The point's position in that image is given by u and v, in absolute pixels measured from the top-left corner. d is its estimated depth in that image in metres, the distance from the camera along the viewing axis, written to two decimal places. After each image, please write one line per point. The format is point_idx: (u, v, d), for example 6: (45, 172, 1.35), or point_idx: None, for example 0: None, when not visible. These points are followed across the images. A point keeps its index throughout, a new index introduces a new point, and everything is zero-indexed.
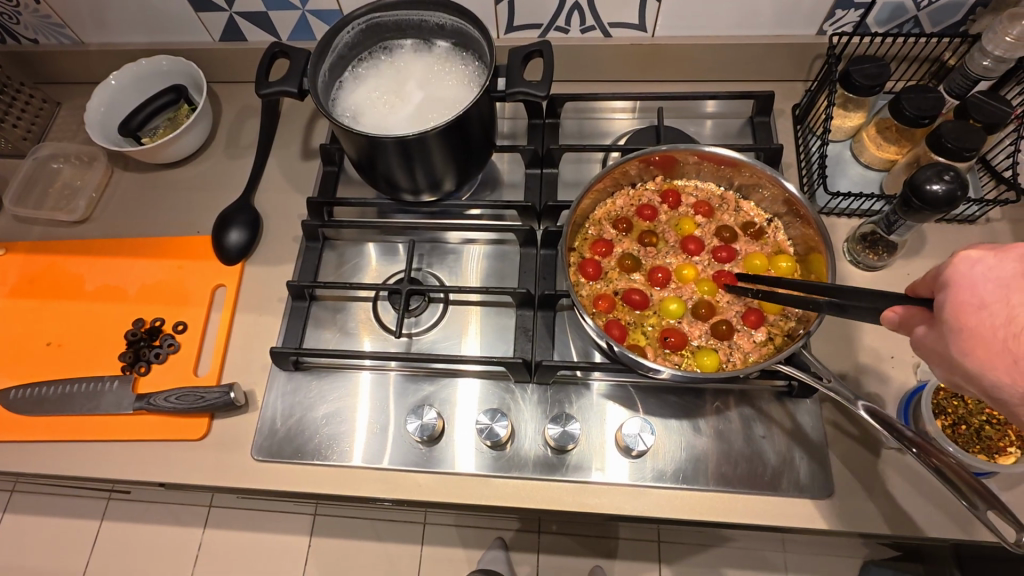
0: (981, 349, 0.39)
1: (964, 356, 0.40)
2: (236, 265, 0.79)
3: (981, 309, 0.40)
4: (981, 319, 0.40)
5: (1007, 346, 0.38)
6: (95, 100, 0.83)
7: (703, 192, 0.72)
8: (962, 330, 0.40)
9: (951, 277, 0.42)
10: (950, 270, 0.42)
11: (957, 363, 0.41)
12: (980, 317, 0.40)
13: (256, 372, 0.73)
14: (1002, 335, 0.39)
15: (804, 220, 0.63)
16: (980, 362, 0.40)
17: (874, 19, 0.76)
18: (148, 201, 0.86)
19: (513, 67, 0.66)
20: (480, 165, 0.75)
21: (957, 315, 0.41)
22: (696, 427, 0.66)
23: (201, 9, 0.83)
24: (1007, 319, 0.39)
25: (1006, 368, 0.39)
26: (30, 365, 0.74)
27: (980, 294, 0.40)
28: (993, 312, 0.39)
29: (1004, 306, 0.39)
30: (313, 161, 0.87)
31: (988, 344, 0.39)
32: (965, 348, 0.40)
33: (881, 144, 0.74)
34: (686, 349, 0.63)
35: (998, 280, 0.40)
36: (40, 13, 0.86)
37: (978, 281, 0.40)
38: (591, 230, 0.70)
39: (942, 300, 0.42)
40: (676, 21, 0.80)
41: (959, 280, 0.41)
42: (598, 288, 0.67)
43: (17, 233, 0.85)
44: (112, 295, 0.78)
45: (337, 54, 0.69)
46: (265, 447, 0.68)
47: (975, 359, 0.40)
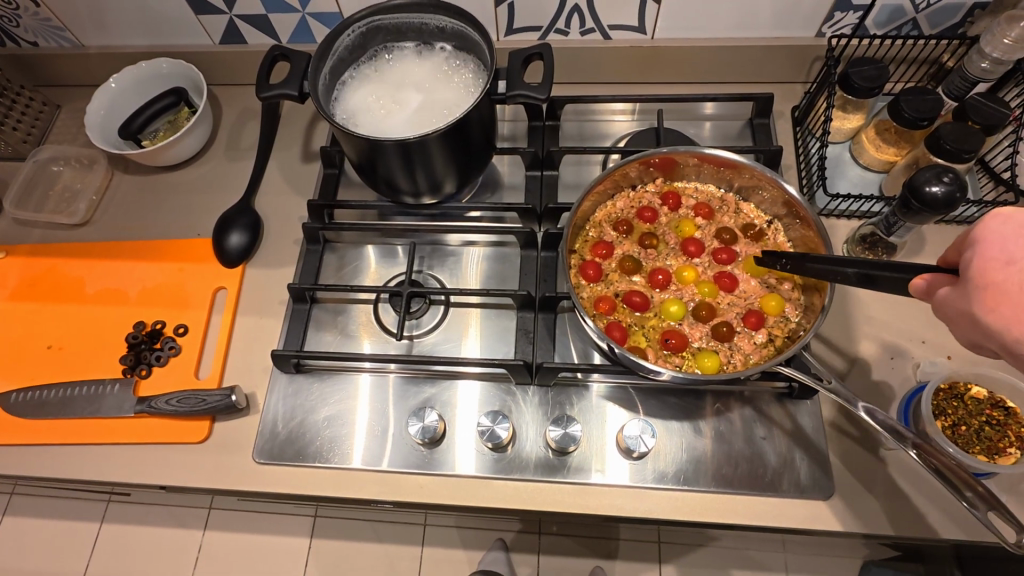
0: (1007, 304, 0.39)
1: (987, 312, 0.39)
2: (237, 268, 0.79)
3: (1012, 263, 0.39)
4: (1010, 275, 0.39)
5: None
6: (95, 103, 0.83)
7: (703, 194, 0.72)
8: (986, 286, 0.40)
9: (979, 234, 0.41)
10: (979, 228, 0.41)
11: (981, 318, 0.40)
12: (1008, 273, 0.39)
13: (257, 375, 0.73)
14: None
15: (804, 222, 0.63)
16: (1004, 318, 0.39)
17: (873, 21, 0.76)
18: (148, 204, 0.86)
19: (514, 70, 0.66)
20: (481, 168, 0.75)
21: (986, 270, 0.40)
22: (696, 429, 0.66)
23: (201, 11, 0.83)
24: None
25: None
26: (30, 368, 0.74)
27: (1009, 249, 0.39)
28: (1023, 267, 0.39)
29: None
30: (314, 163, 0.87)
31: (1014, 299, 0.38)
32: (992, 303, 0.39)
33: (880, 146, 0.75)
34: (686, 351, 0.63)
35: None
36: (40, 15, 0.86)
37: (1007, 238, 0.40)
38: (591, 232, 0.70)
39: (969, 257, 0.41)
40: (675, 24, 0.80)
41: (988, 237, 0.40)
42: (599, 290, 0.67)
43: (17, 236, 0.85)
44: (112, 298, 0.78)
45: (338, 57, 0.70)
46: (266, 450, 0.68)
47: (999, 315, 0.39)
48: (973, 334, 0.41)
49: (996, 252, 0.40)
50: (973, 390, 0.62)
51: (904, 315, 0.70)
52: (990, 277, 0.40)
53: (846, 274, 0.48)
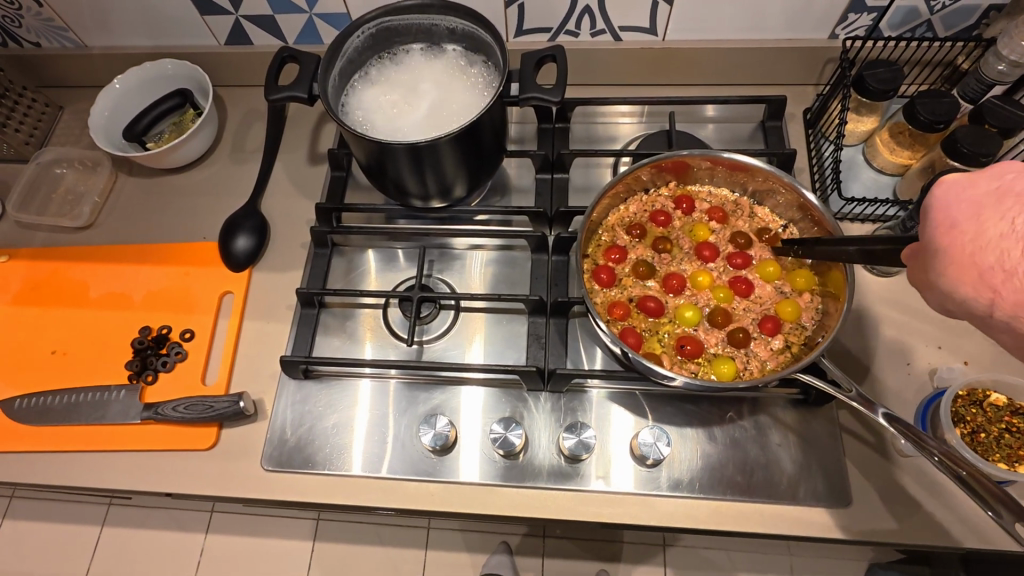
0: (954, 266, 0.40)
1: (939, 277, 0.41)
2: (243, 272, 0.78)
3: (953, 228, 0.40)
4: (953, 239, 0.40)
5: (974, 260, 0.39)
6: (99, 104, 0.82)
7: (716, 198, 0.71)
8: (938, 252, 0.41)
9: (929, 202, 0.43)
10: (930, 195, 0.43)
11: (937, 285, 0.41)
12: (951, 237, 0.40)
13: (264, 381, 0.72)
14: (971, 252, 0.40)
15: (821, 226, 0.62)
16: (952, 280, 0.40)
17: (887, 23, 0.75)
18: (153, 206, 0.85)
19: (526, 72, 0.65)
20: (491, 171, 0.74)
21: (932, 237, 0.41)
22: (710, 436, 0.65)
23: (207, 12, 0.82)
24: (975, 236, 0.40)
25: (975, 284, 0.39)
26: (33, 374, 0.73)
27: (954, 214, 0.41)
28: (964, 230, 0.40)
29: (974, 223, 0.40)
30: (320, 166, 0.86)
31: (960, 261, 0.40)
32: (941, 267, 0.41)
33: (894, 149, 0.74)
34: (702, 357, 0.62)
35: (972, 198, 0.41)
36: (43, 16, 0.85)
37: (951, 202, 0.41)
38: (604, 236, 0.69)
39: (923, 224, 0.42)
40: (686, 25, 0.79)
41: (935, 203, 0.42)
42: (613, 296, 0.66)
43: (20, 239, 0.84)
44: (117, 302, 0.77)
45: (347, 59, 0.69)
46: (275, 457, 0.67)
47: (950, 278, 0.40)
48: (941, 301, 0.42)
49: (943, 218, 0.41)
50: (992, 396, 0.61)
51: (920, 319, 0.70)
52: (939, 242, 0.41)
53: (850, 252, 0.49)
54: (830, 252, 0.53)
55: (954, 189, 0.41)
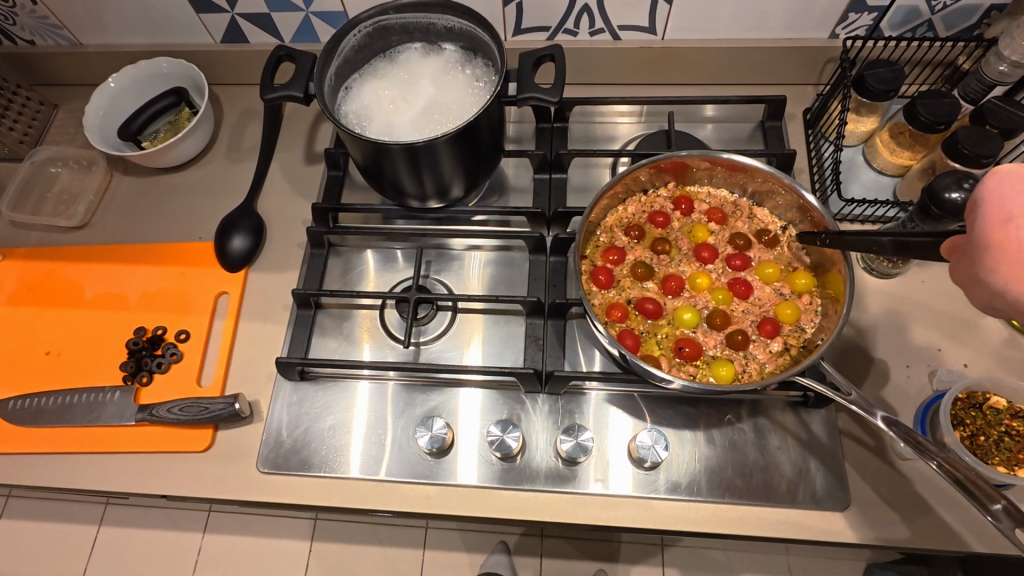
0: (1007, 261, 0.38)
1: (990, 272, 0.39)
2: (239, 272, 0.77)
3: (1009, 222, 0.39)
4: (1007, 233, 0.39)
5: None
6: (94, 103, 0.81)
7: (716, 199, 0.70)
8: (994, 246, 0.39)
9: (982, 193, 0.41)
10: (981, 186, 0.41)
11: (983, 278, 0.39)
12: (1006, 231, 0.39)
13: (260, 382, 0.72)
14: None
15: (821, 227, 0.62)
16: (1005, 276, 0.38)
17: (888, 22, 0.75)
18: (149, 206, 0.84)
19: (524, 71, 0.64)
20: (488, 171, 0.73)
21: (985, 231, 0.39)
22: (709, 438, 0.65)
23: (202, 10, 0.82)
24: None
25: None
26: (28, 376, 0.73)
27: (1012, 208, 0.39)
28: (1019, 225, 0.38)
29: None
30: (317, 165, 0.85)
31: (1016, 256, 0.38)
32: (993, 262, 0.39)
33: (894, 149, 0.74)
34: (701, 360, 0.62)
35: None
36: (37, 13, 0.84)
37: (1007, 195, 0.39)
38: (603, 236, 0.68)
39: (974, 216, 0.40)
40: (686, 24, 0.79)
41: (993, 196, 0.40)
42: (611, 297, 0.65)
43: (14, 238, 0.83)
44: (112, 303, 0.76)
45: (344, 58, 0.68)
46: (271, 459, 0.67)
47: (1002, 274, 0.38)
48: (979, 295, 0.40)
49: (998, 210, 0.39)
50: (991, 399, 0.61)
51: (920, 321, 0.69)
52: (994, 236, 0.39)
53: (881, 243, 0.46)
54: (859, 242, 0.50)
55: (1009, 181, 0.40)
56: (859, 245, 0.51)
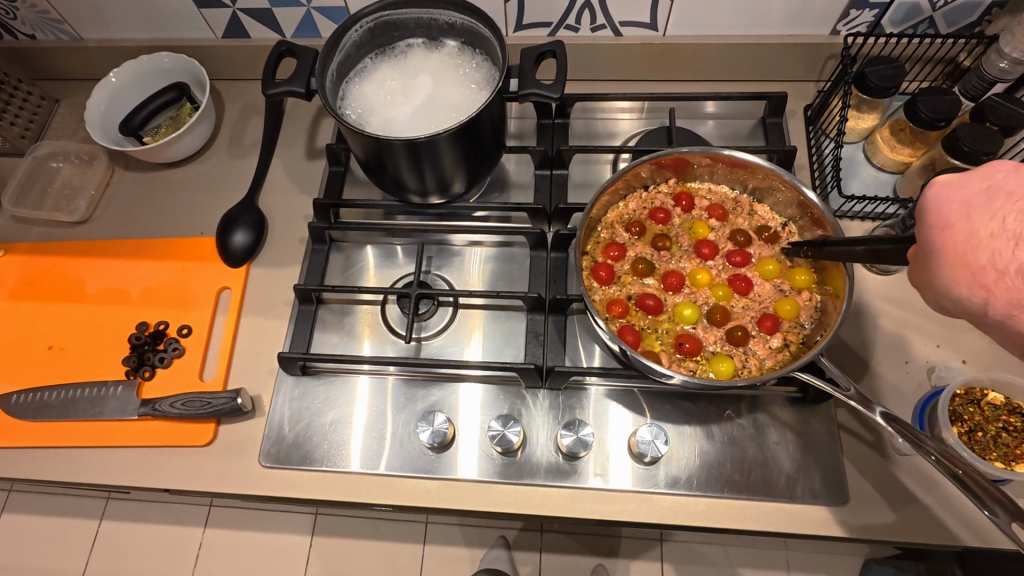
0: (954, 265, 0.40)
1: (939, 278, 0.41)
2: (240, 267, 0.77)
3: (947, 228, 0.41)
4: (948, 239, 0.40)
5: (972, 259, 0.40)
6: (96, 98, 0.81)
7: (716, 195, 0.69)
8: (942, 252, 0.40)
9: (920, 203, 0.43)
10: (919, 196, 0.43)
11: (933, 283, 0.42)
12: (947, 237, 0.40)
13: (262, 377, 0.72)
14: (966, 251, 0.40)
15: (821, 224, 0.62)
16: (953, 279, 0.40)
17: (889, 19, 0.75)
18: (150, 201, 0.85)
19: (526, 68, 0.64)
20: (489, 167, 0.73)
21: (929, 239, 0.41)
22: (708, 433, 0.65)
23: (204, 5, 0.82)
24: (971, 235, 0.40)
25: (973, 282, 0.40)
26: (31, 371, 0.73)
27: (948, 214, 0.41)
28: (957, 230, 0.40)
29: (965, 223, 0.40)
30: (318, 161, 0.86)
31: (961, 259, 0.40)
32: (941, 269, 0.41)
33: (895, 146, 0.74)
34: (701, 356, 0.61)
35: (964, 198, 0.41)
36: (38, 8, 0.84)
37: (942, 203, 0.42)
38: (603, 233, 0.68)
39: (917, 225, 0.42)
40: (687, 20, 0.79)
41: (930, 204, 0.42)
42: (612, 293, 0.65)
43: (16, 233, 0.83)
44: (114, 298, 0.77)
45: (345, 53, 0.68)
46: (273, 453, 0.67)
47: (950, 277, 0.40)
48: (922, 289, 0.43)
49: (939, 218, 0.41)
50: (990, 395, 0.62)
51: (920, 318, 0.69)
52: (939, 241, 0.41)
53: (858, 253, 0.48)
54: (837, 252, 0.52)
55: (945, 190, 0.42)
56: (839, 255, 0.52)
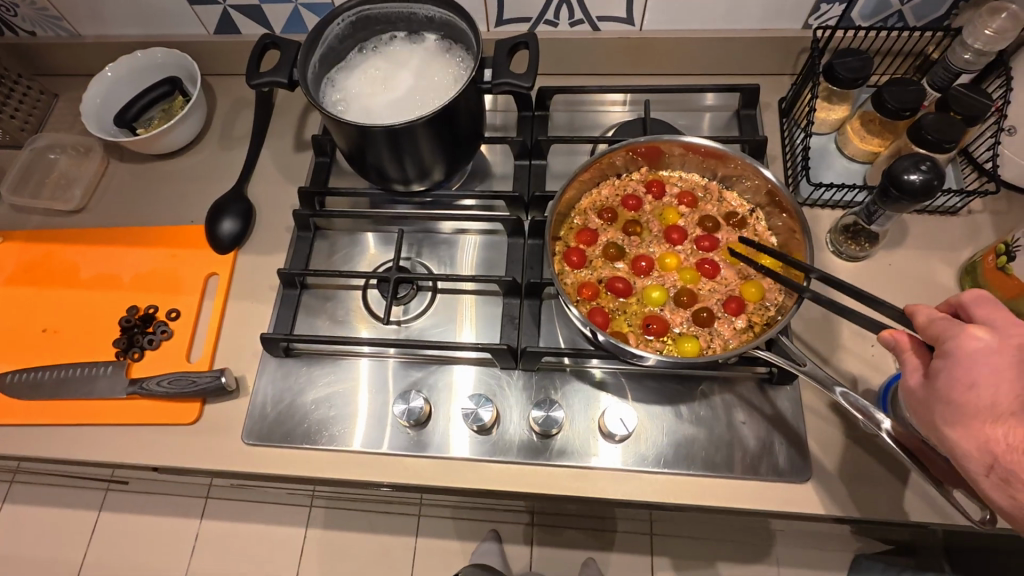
0: (965, 425, 0.43)
1: (947, 427, 0.45)
2: (228, 254, 0.80)
3: (971, 389, 0.43)
4: (969, 399, 0.43)
5: (983, 426, 0.42)
6: (91, 91, 0.84)
7: (687, 183, 0.71)
8: (950, 402, 0.44)
9: (953, 349, 0.44)
10: (954, 342, 0.44)
11: (941, 428, 0.45)
12: (968, 396, 0.43)
13: (248, 359, 0.74)
14: (984, 418, 0.42)
15: (784, 210, 0.64)
16: (959, 435, 0.44)
17: (857, 13, 0.77)
18: (144, 191, 0.87)
19: (499, 60, 0.65)
20: (468, 157, 0.76)
21: (951, 390, 0.44)
22: (678, 412, 0.67)
23: (195, 2, 0.85)
24: (992, 404, 0.42)
25: (977, 449, 0.43)
26: (26, 352, 0.76)
27: (973, 374, 0.43)
28: (980, 394, 0.42)
29: (989, 390, 0.42)
30: (306, 152, 0.88)
31: (970, 421, 0.43)
32: (950, 422, 0.44)
33: (864, 136, 0.75)
34: (668, 336, 0.63)
35: (996, 361, 0.42)
36: (37, 5, 0.87)
37: (976, 360, 0.43)
38: (576, 219, 0.70)
39: (940, 366, 0.45)
40: (663, 15, 0.81)
41: (961, 354, 0.43)
42: (583, 277, 0.67)
43: (14, 222, 0.86)
44: (107, 283, 0.79)
45: (328, 46, 0.70)
46: (256, 431, 0.69)
47: (955, 430, 0.44)
48: (909, 400, 0.48)
49: (962, 371, 0.43)
50: None
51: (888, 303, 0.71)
52: (952, 395, 0.44)
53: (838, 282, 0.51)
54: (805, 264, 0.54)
55: (982, 348, 0.43)
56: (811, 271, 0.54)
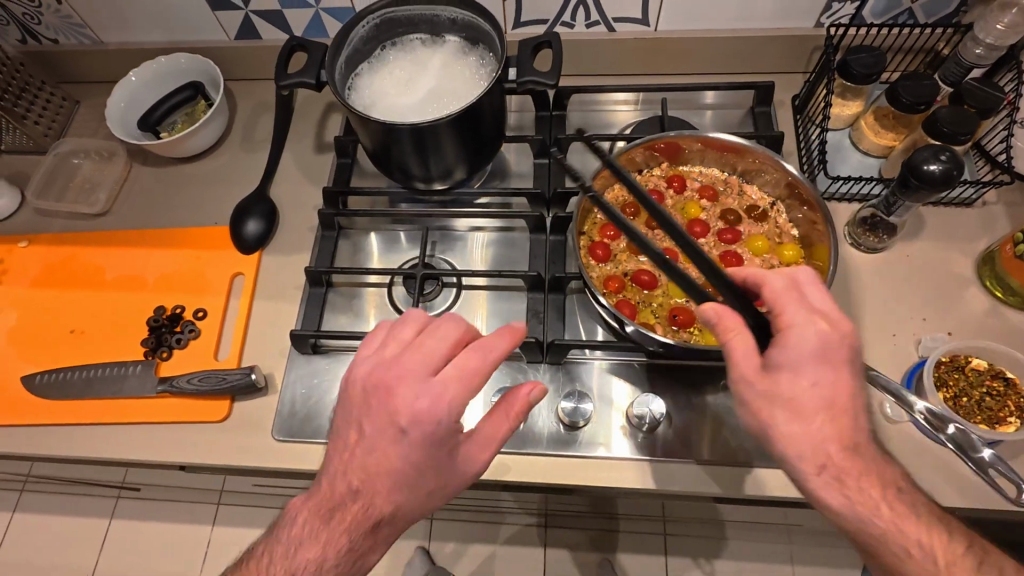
0: (796, 420, 0.45)
1: (779, 421, 0.45)
2: (253, 255, 0.81)
3: (817, 386, 0.45)
4: (809, 393, 0.45)
5: (816, 417, 0.45)
6: (116, 95, 0.85)
7: (707, 177, 0.73)
8: (799, 402, 0.45)
9: (798, 339, 0.45)
10: (800, 330, 0.45)
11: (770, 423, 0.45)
12: (810, 393, 0.45)
13: (275, 357, 0.75)
14: (819, 411, 0.45)
15: (805, 202, 0.65)
16: (807, 434, 0.45)
17: (869, 11, 0.79)
18: (167, 194, 0.88)
19: (523, 58, 0.67)
20: (490, 156, 0.77)
21: (853, 389, 0.45)
22: (704, 403, 0.68)
23: (218, 8, 0.86)
24: (830, 399, 0.45)
25: (840, 451, 0.45)
26: (54, 353, 0.76)
27: (808, 370, 0.45)
28: (823, 389, 0.45)
29: (833, 387, 0.45)
30: (326, 154, 0.89)
31: (801, 414, 0.45)
32: (808, 423, 0.45)
33: (879, 131, 0.77)
34: (693, 327, 0.64)
35: (825, 353, 0.45)
36: (62, 13, 0.89)
37: (808, 356, 0.45)
38: (600, 215, 0.71)
39: (791, 355, 0.45)
40: (678, 16, 0.83)
41: (799, 348, 0.45)
42: (608, 270, 0.68)
43: (39, 225, 0.87)
44: (132, 284, 0.80)
45: (353, 48, 0.72)
46: (286, 428, 0.70)
47: (793, 425, 0.45)
48: (734, 385, 0.46)
49: (799, 363, 0.45)
50: (973, 362, 0.64)
51: (908, 293, 0.72)
52: (791, 390, 0.45)
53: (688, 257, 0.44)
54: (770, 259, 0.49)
55: (816, 344, 0.45)
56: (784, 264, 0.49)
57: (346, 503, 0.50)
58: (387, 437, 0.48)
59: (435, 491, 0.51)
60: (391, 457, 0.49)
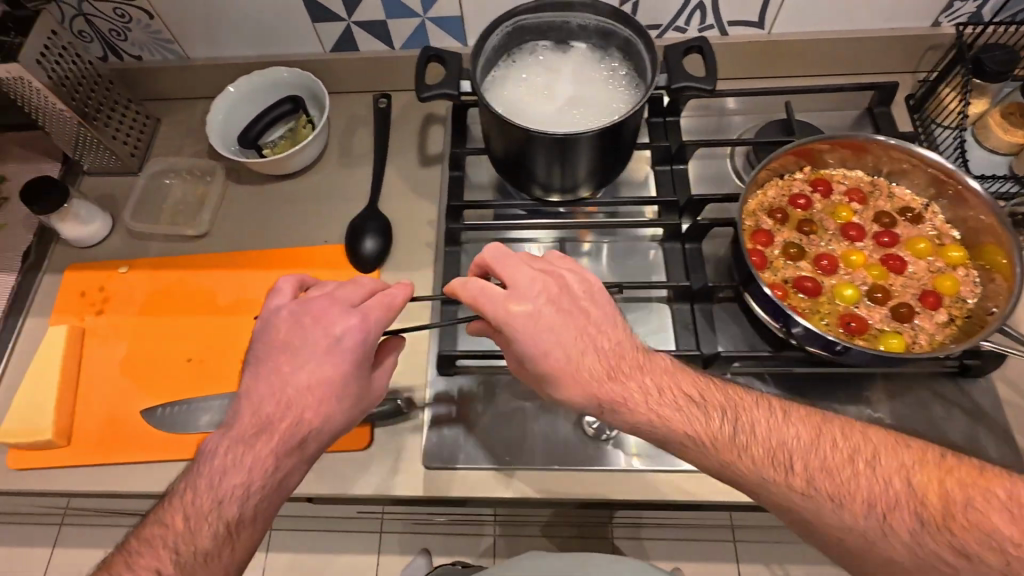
0: (574, 388, 0.55)
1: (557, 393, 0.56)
2: (372, 273, 0.79)
3: (587, 351, 0.56)
4: (567, 362, 0.56)
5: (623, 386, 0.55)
6: (214, 108, 0.82)
7: (852, 180, 0.71)
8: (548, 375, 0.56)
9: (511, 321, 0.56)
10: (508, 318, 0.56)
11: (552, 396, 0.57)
12: (552, 361, 0.55)
13: (410, 380, 0.72)
14: (573, 372, 0.55)
15: (969, 201, 0.63)
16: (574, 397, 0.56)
17: (991, 9, 0.78)
18: (268, 213, 0.85)
19: (674, 63, 0.65)
20: (621, 168, 0.75)
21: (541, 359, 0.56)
22: (870, 412, 0.66)
23: (319, 20, 0.83)
24: (602, 363, 0.56)
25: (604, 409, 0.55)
26: (173, 383, 0.73)
27: (562, 339, 0.56)
28: (587, 352, 0.56)
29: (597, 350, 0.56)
30: (433, 167, 0.87)
31: (570, 382, 0.55)
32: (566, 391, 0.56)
33: (1009, 129, 0.76)
34: (868, 334, 0.62)
35: (560, 325, 0.56)
36: (151, 28, 0.85)
37: (534, 331, 0.55)
38: (748, 221, 0.69)
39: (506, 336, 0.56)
40: (795, 18, 0.81)
41: (524, 327, 0.56)
42: (767, 278, 0.66)
43: (137, 249, 0.84)
44: (249, 308, 0.77)
45: (487, 57, 0.70)
46: (437, 455, 0.67)
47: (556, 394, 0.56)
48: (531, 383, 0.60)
49: (549, 338, 0.55)
50: None
51: None
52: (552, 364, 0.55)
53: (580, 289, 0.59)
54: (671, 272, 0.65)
55: (528, 325, 0.55)
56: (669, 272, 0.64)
57: (274, 423, 0.55)
58: (322, 348, 0.57)
59: (358, 402, 0.59)
60: (326, 369, 0.56)
